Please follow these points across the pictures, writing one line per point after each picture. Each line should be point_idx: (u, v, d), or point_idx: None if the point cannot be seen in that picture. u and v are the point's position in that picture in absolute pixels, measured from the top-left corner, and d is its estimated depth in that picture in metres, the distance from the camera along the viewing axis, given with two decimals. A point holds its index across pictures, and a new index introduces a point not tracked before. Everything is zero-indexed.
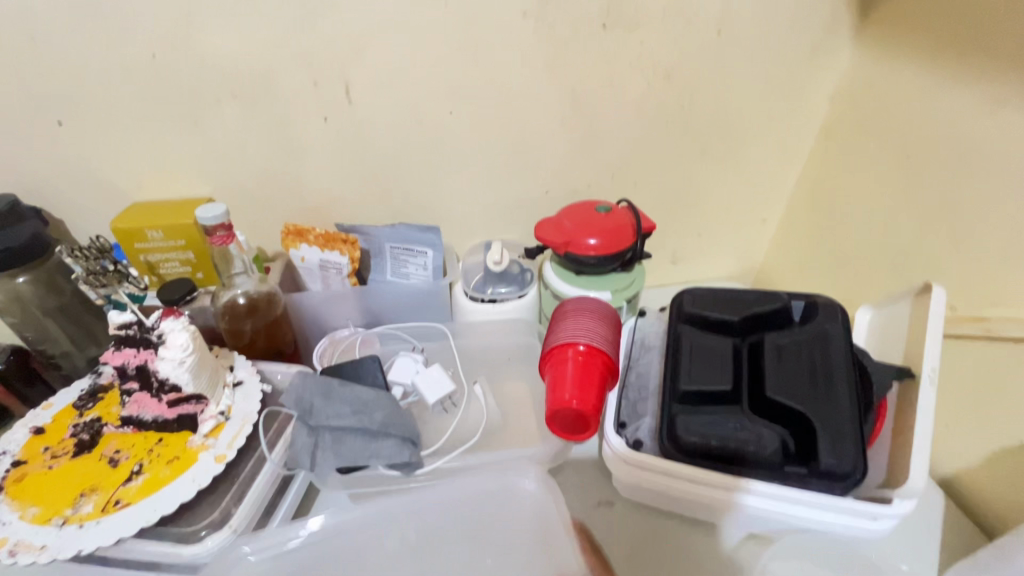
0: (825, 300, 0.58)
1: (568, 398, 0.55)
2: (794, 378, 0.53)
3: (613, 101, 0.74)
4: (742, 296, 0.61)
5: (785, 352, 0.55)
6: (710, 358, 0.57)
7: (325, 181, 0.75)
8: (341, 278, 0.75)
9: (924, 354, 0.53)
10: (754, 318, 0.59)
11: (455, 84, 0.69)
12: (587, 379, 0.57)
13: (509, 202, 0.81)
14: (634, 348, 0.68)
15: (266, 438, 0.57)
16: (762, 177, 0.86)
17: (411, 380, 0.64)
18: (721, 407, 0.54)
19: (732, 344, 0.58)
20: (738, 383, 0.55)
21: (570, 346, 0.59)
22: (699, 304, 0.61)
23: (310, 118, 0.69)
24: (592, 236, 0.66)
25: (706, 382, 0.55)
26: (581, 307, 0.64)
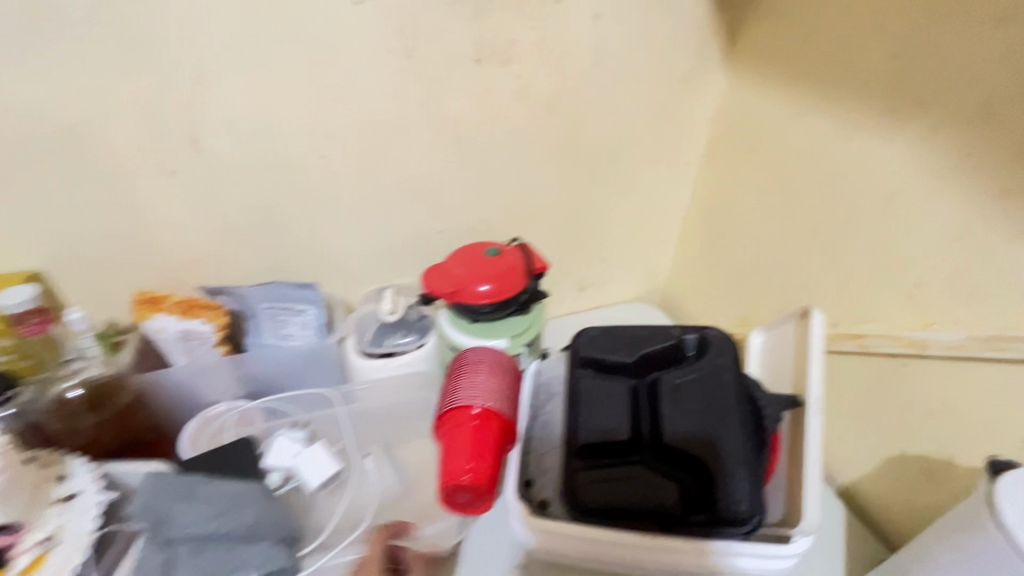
0: (716, 332, 0.58)
1: (462, 470, 0.52)
2: (688, 421, 0.52)
3: (498, 137, 0.71)
4: (635, 334, 0.60)
5: (679, 391, 0.54)
6: (607, 405, 0.55)
7: (182, 239, 0.66)
8: (208, 348, 0.66)
9: (808, 381, 0.54)
10: (649, 357, 0.58)
11: (323, 126, 0.63)
12: (482, 446, 0.53)
13: (400, 245, 0.76)
14: (537, 394, 0.64)
15: (104, 565, 0.50)
16: (656, 201, 0.86)
17: (290, 464, 0.58)
18: (621, 459, 0.52)
19: (630, 386, 0.57)
20: (636, 430, 0.53)
21: (464, 410, 0.55)
22: (594, 345, 0.60)
23: (151, 172, 0.60)
24: (482, 282, 0.63)
25: (602, 434, 0.53)
26: (477, 362, 0.61)
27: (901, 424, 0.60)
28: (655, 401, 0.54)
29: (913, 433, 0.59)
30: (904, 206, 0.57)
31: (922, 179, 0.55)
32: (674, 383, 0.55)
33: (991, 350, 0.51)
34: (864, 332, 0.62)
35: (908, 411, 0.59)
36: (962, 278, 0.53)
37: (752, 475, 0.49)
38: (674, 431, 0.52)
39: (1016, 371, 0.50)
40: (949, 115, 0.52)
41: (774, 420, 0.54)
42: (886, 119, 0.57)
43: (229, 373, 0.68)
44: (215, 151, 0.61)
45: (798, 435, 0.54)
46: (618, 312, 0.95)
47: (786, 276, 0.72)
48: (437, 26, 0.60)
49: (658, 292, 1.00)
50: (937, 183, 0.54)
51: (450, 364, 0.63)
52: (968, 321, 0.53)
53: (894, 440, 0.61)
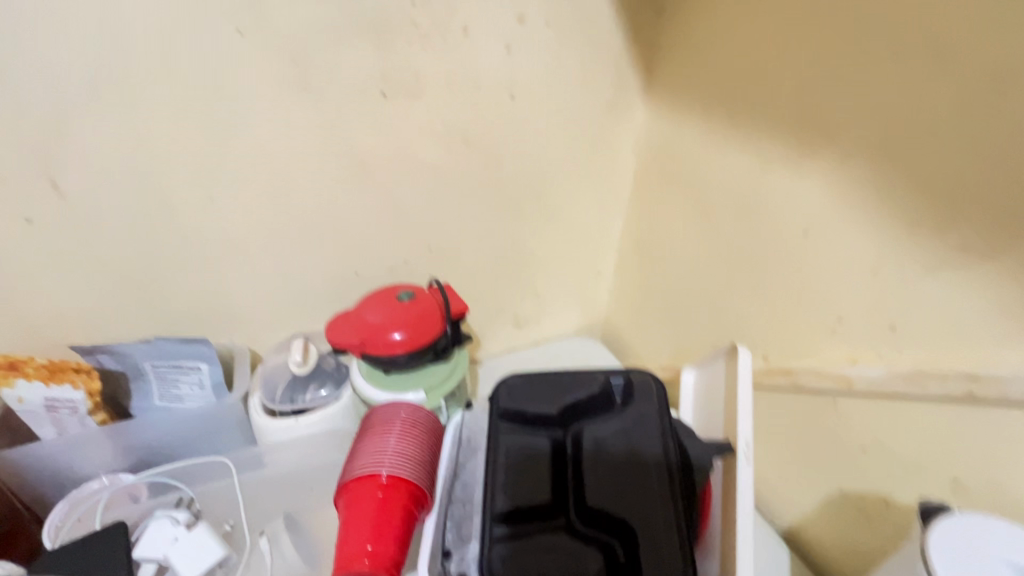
0: (640, 374, 0.55)
1: (362, 553, 0.47)
2: (610, 477, 0.49)
3: (412, 172, 0.67)
4: (558, 380, 0.56)
5: (602, 444, 0.51)
6: (527, 462, 0.51)
7: (52, 291, 0.58)
8: (79, 418, 0.58)
9: (738, 427, 0.51)
10: (573, 407, 0.54)
11: (211, 164, 0.57)
12: (387, 523, 0.48)
13: (311, 289, 0.70)
14: (461, 450, 0.57)
15: None
16: (588, 232, 0.84)
17: (164, 554, 0.50)
18: (541, 524, 0.47)
19: (552, 439, 0.52)
20: (557, 490, 0.49)
21: (368, 479, 0.50)
22: (514, 395, 0.55)
23: (4, 222, 0.53)
24: (394, 330, 0.57)
25: (521, 495, 0.48)
26: (390, 421, 0.55)
27: (835, 461, 0.58)
28: (577, 456, 0.51)
29: (847, 471, 0.57)
30: (821, 238, 0.55)
31: (836, 211, 0.53)
32: (598, 436, 0.51)
33: (913, 386, 0.48)
34: (793, 366, 0.60)
35: (840, 448, 0.57)
36: (881, 311, 0.51)
37: (682, 535, 0.45)
38: (596, 491, 0.48)
39: (933, 407, 0.48)
40: (855, 147, 0.51)
41: (705, 469, 0.50)
42: (797, 151, 0.56)
43: (106, 445, 0.60)
44: (82, 195, 0.54)
45: (730, 485, 0.50)
46: (557, 347, 0.91)
47: (717, 307, 0.70)
48: (333, 56, 0.56)
49: (599, 323, 0.97)
50: (850, 215, 0.52)
51: (361, 422, 0.58)
52: (890, 356, 0.51)
53: (830, 478, 0.59)
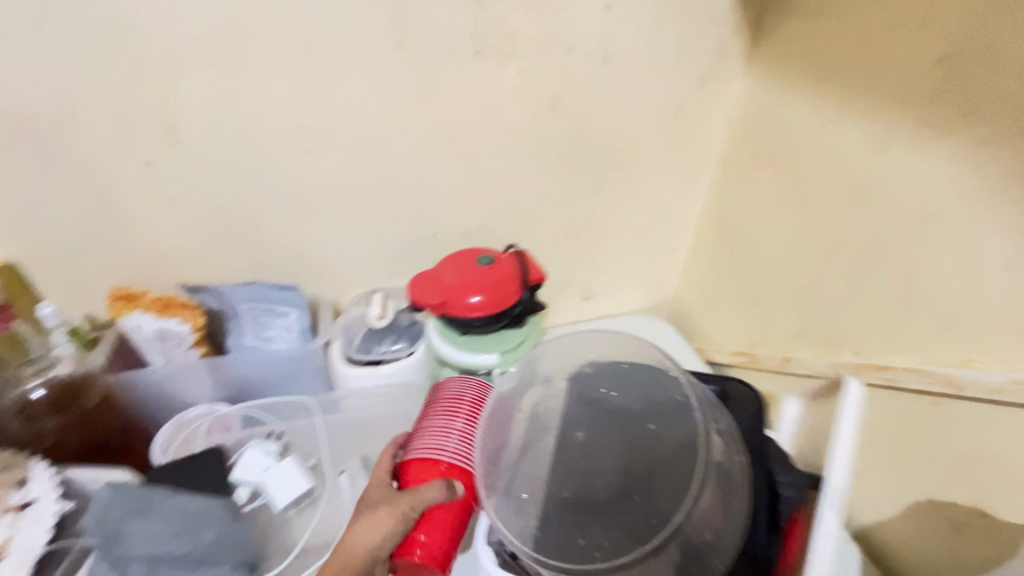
0: (738, 387, 0.59)
1: (415, 542, 0.50)
2: (680, 480, 0.47)
3: (496, 134, 0.66)
4: (633, 375, 0.55)
5: (671, 447, 0.49)
6: (592, 453, 0.51)
7: (161, 235, 0.63)
8: (184, 350, 0.63)
9: (831, 470, 0.49)
10: (649, 404, 0.53)
11: (307, 119, 0.59)
12: (445, 520, 0.51)
13: (392, 247, 0.72)
14: (529, 429, 0.54)
15: None
16: (666, 209, 0.81)
17: (258, 479, 0.54)
18: (597, 521, 0.47)
19: (623, 434, 0.52)
20: (623, 490, 0.48)
21: (433, 466, 0.52)
22: (576, 384, 0.56)
23: (126, 164, 0.57)
24: (472, 292, 0.58)
25: (582, 488, 0.49)
26: (461, 401, 0.56)
27: (927, 467, 0.54)
28: (648, 457, 0.49)
29: (940, 479, 0.53)
30: (944, 228, 0.50)
31: (967, 198, 0.48)
32: (674, 442, 0.50)
33: None
34: (890, 363, 0.56)
35: (936, 453, 0.53)
36: (1008, 313, 0.47)
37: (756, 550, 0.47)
38: (658, 495, 0.47)
39: None
40: (1000, 128, 0.45)
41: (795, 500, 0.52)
42: (926, 130, 0.51)
43: (205, 377, 0.65)
44: (193, 142, 0.58)
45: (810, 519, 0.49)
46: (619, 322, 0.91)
47: (805, 295, 0.67)
48: (430, 14, 0.56)
49: (666, 302, 0.95)
50: (983, 204, 0.47)
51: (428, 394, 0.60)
52: (1012, 362, 0.47)
53: (917, 486, 0.56)
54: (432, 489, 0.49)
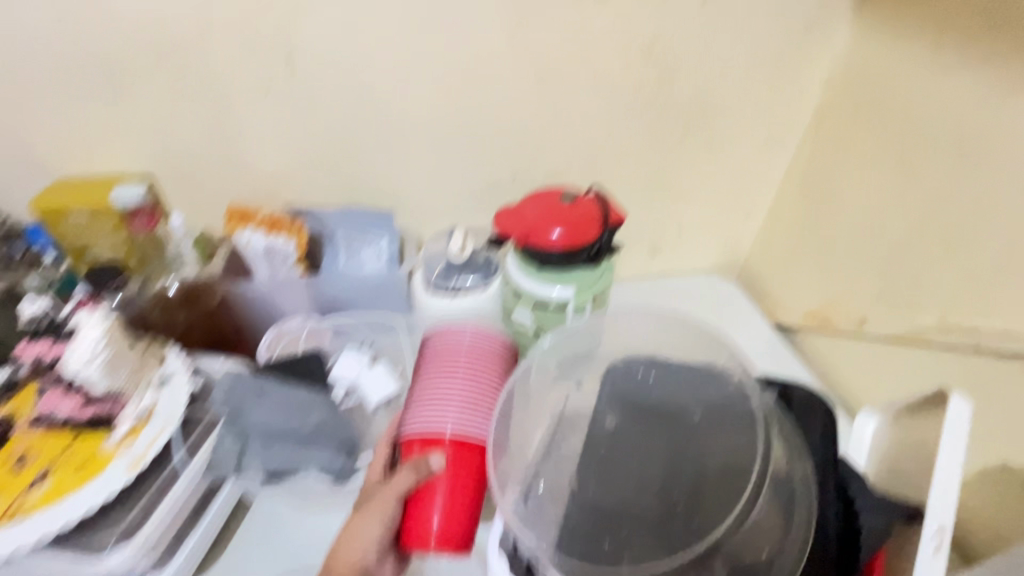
0: (802, 392, 0.56)
1: (428, 529, 0.47)
2: (730, 489, 0.46)
3: (588, 78, 0.67)
4: (681, 371, 0.53)
5: (723, 448, 0.48)
6: (620, 451, 0.50)
7: (270, 162, 0.68)
8: (288, 266, 0.69)
9: (928, 509, 0.43)
10: (708, 410, 0.51)
11: (414, 55, 0.63)
12: (455, 495, 0.48)
13: (475, 187, 0.75)
14: (552, 427, 0.53)
15: (185, 445, 0.53)
16: (750, 167, 0.79)
17: (354, 378, 0.62)
18: (623, 520, 0.46)
19: (664, 434, 0.50)
20: (663, 500, 0.47)
21: (436, 437, 0.49)
22: (614, 380, 0.53)
23: (249, 91, 0.63)
24: (555, 228, 0.61)
25: (608, 491, 0.48)
26: (456, 356, 0.53)
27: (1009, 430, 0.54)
28: (694, 465, 0.48)
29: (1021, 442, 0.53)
30: None
31: None
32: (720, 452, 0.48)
33: None
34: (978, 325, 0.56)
35: None
36: None
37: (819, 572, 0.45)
38: (699, 502, 0.46)
39: None
40: None
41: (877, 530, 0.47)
42: None
43: (304, 292, 0.72)
44: (309, 72, 0.62)
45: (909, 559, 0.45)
46: (688, 284, 0.90)
47: (899, 256, 0.65)
48: None
49: (735, 268, 0.93)
50: None
51: (419, 351, 0.57)
52: None
53: (992, 448, 0.56)
54: (406, 473, 0.48)
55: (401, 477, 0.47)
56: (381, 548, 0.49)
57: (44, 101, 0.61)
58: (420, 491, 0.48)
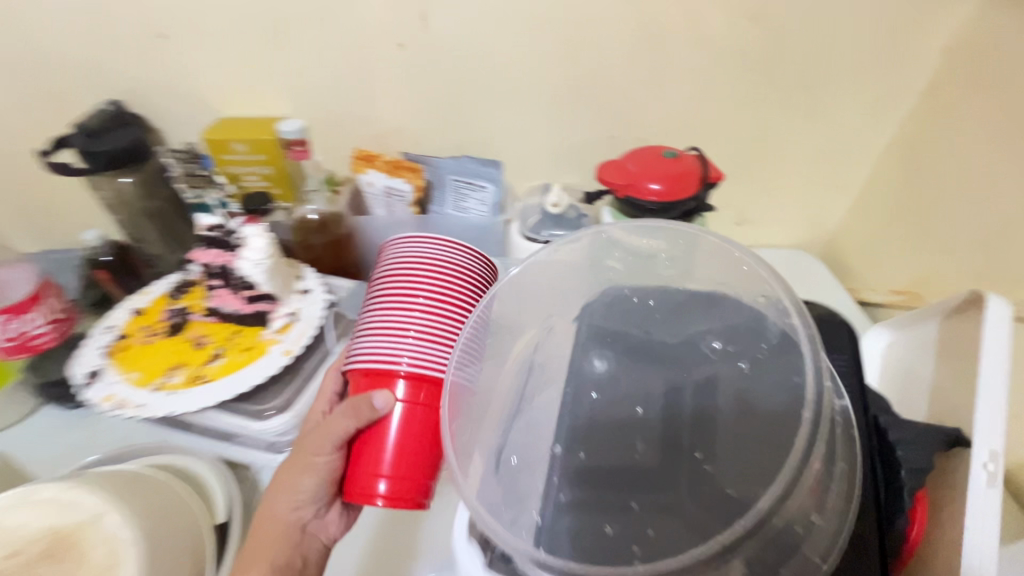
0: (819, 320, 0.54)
1: (377, 478, 0.47)
2: (779, 441, 0.39)
3: (695, 40, 0.70)
4: (678, 298, 0.53)
5: (749, 387, 0.44)
6: (612, 394, 0.49)
7: (393, 110, 0.75)
8: (404, 206, 0.77)
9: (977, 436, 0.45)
10: (712, 347, 0.48)
11: (533, 12, 0.67)
12: (400, 441, 0.48)
13: (574, 144, 0.79)
14: (526, 376, 0.52)
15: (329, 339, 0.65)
16: (847, 137, 0.80)
17: None
18: (634, 480, 0.42)
19: (661, 371, 0.49)
20: (665, 453, 0.43)
21: (388, 372, 0.48)
22: (603, 309, 0.54)
23: (383, 44, 0.70)
24: (654, 180, 0.65)
25: (601, 449, 0.45)
26: (416, 279, 0.50)
27: None
28: (700, 412, 0.45)
29: None
30: None
31: None
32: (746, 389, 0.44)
33: None
34: None
35: None
36: None
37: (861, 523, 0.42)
38: (731, 454, 0.41)
39: None
40: None
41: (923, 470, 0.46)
42: None
43: (413, 232, 0.79)
44: (437, 27, 0.68)
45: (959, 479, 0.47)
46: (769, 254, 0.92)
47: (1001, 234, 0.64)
48: None
49: (820, 242, 0.94)
50: None
51: (376, 276, 0.54)
52: None
53: None
54: (342, 420, 0.48)
55: (335, 425, 0.48)
56: (316, 498, 0.53)
57: (206, 47, 0.70)
58: (362, 437, 0.49)
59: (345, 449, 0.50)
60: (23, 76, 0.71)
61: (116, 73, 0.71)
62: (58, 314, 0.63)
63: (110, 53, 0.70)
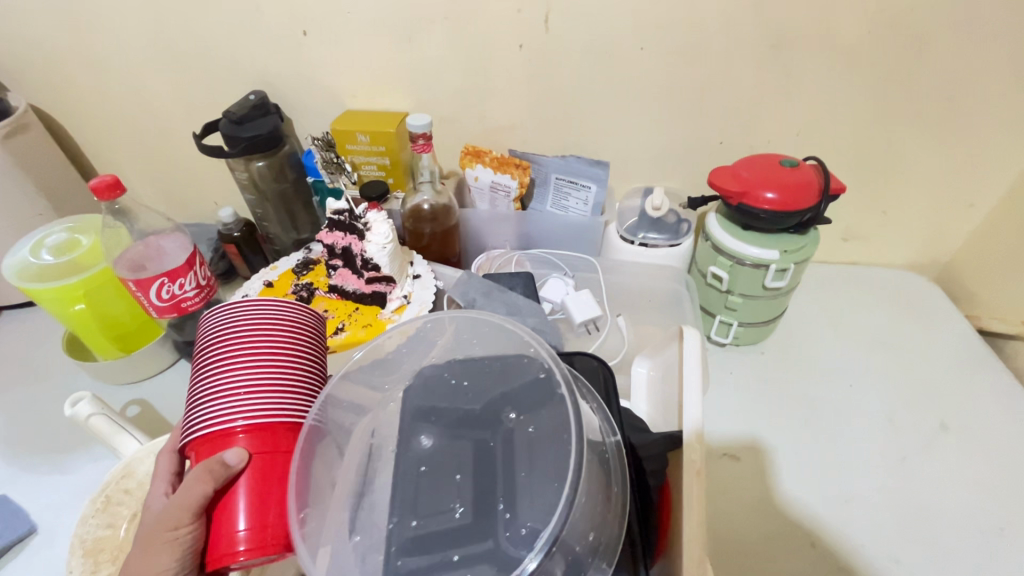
0: (584, 359, 0.58)
1: (236, 535, 0.43)
2: (553, 474, 0.43)
3: (824, 49, 0.68)
4: (482, 363, 0.53)
5: (543, 441, 0.46)
6: (441, 468, 0.47)
7: (507, 110, 0.79)
8: (508, 202, 0.80)
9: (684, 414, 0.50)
10: (494, 403, 0.50)
11: (656, 17, 0.67)
12: (262, 495, 0.44)
13: (682, 149, 0.79)
14: (367, 461, 0.50)
15: None
16: (981, 156, 0.74)
17: (561, 299, 0.73)
18: (449, 526, 0.43)
19: (469, 440, 0.48)
20: (476, 513, 0.43)
21: (229, 433, 0.46)
22: (423, 386, 0.53)
23: (506, 45, 0.72)
24: (770, 190, 0.63)
25: (423, 516, 0.44)
26: (256, 334, 0.49)
27: None
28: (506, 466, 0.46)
29: None
30: None
31: None
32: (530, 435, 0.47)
33: None
34: None
35: None
36: None
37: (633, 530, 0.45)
38: (523, 499, 0.43)
39: None
40: None
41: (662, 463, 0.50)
42: None
43: (514, 227, 0.82)
44: (561, 30, 0.70)
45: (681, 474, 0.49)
46: (875, 275, 0.90)
47: None
48: None
49: (935, 265, 0.89)
50: None
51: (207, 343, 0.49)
52: None
53: None
54: (198, 485, 0.43)
55: (189, 492, 0.43)
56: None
57: (341, 45, 0.75)
58: (220, 502, 0.44)
59: (205, 516, 0.45)
60: (182, 69, 0.79)
61: (260, 67, 0.78)
62: (202, 282, 0.70)
63: (255, 47, 0.76)
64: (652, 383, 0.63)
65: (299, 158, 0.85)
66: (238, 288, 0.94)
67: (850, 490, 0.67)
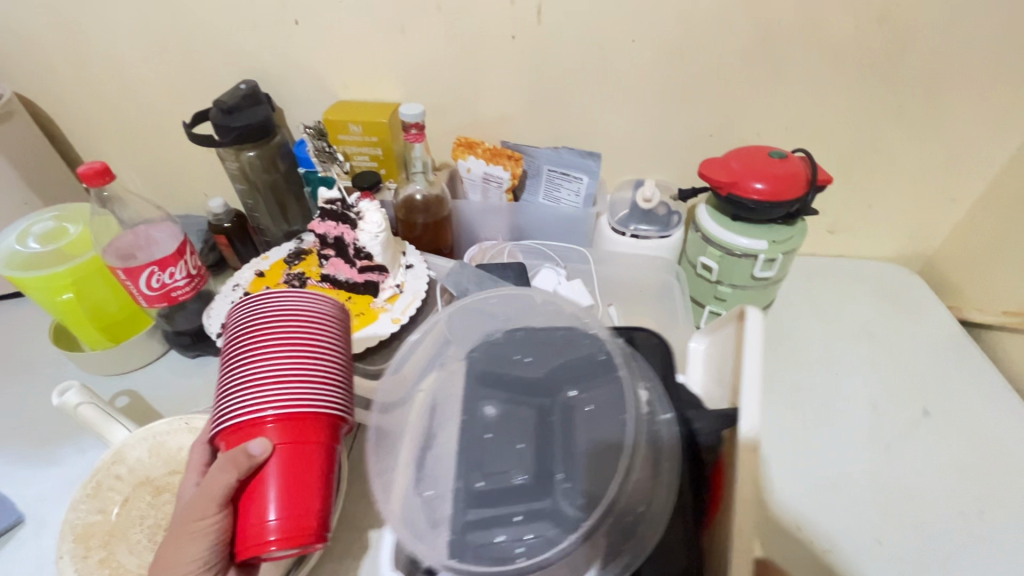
0: (644, 337, 0.57)
1: (265, 525, 0.43)
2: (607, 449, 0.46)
3: (812, 42, 0.69)
4: (547, 338, 0.55)
5: (598, 417, 0.49)
6: (509, 432, 0.50)
7: (499, 101, 0.79)
8: (500, 193, 0.80)
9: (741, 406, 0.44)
10: (557, 373, 0.53)
11: (648, 9, 0.68)
12: (289, 485, 0.44)
13: (672, 142, 0.80)
14: (431, 422, 0.52)
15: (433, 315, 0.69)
16: (963, 150, 0.76)
17: (553, 289, 0.74)
18: (510, 484, 0.47)
19: (529, 408, 0.51)
20: (538, 474, 0.47)
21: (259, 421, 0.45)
22: (486, 356, 0.55)
23: (499, 36, 0.72)
24: (759, 180, 0.64)
25: (490, 475, 0.47)
26: (279, 324, 0.49)
27: None
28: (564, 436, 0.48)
29: None
30: None
31: None
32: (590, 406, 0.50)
33: None
34: None
35: None
36: None
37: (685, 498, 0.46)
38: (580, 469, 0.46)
39: None
40: None
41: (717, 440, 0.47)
42: None
43: (506, 218, 0.83)
44: (552, 22, 0.70)
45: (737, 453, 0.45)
46: (860, 267, 0.91)
47: None
48: None
49: (918, 257, 0.90)
50: None
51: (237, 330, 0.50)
52: None
53: None
54: (225, 473, 0.43)
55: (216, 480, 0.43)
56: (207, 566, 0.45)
57: (333, 34, 0.75)
58: (247, 490, 0.45)
59: (232, 505, 0.46)
60: (171, 58, 0.78)
61: (251, 56, 0.77)
62: (192, 271, 0.69)
63: (246, 36, 0.76)
64: (704, 364, 0.57)
65: (290, 148, 0.84)
66: (227, 279, 0.93)
67: (841, 475, 0.68)
